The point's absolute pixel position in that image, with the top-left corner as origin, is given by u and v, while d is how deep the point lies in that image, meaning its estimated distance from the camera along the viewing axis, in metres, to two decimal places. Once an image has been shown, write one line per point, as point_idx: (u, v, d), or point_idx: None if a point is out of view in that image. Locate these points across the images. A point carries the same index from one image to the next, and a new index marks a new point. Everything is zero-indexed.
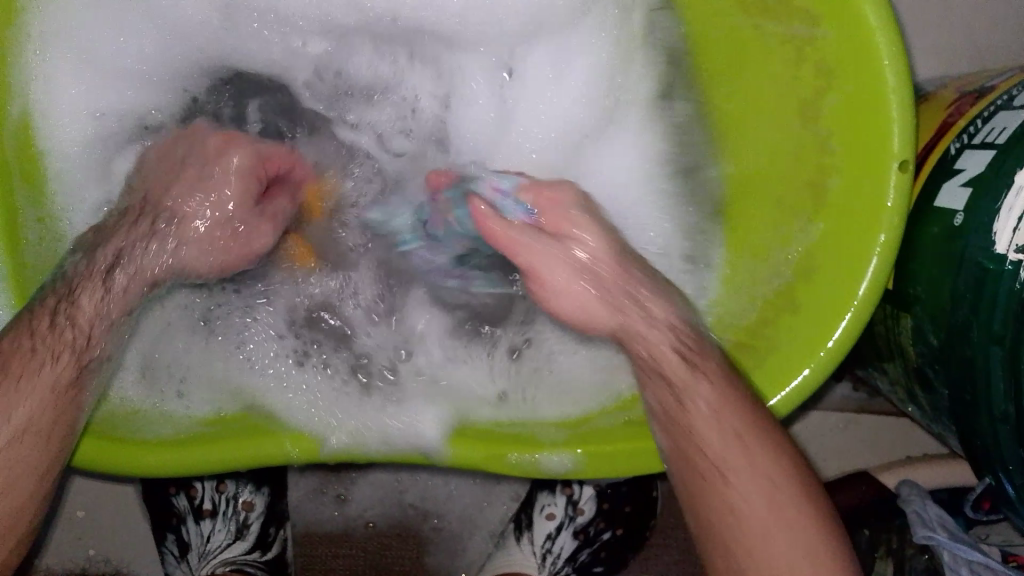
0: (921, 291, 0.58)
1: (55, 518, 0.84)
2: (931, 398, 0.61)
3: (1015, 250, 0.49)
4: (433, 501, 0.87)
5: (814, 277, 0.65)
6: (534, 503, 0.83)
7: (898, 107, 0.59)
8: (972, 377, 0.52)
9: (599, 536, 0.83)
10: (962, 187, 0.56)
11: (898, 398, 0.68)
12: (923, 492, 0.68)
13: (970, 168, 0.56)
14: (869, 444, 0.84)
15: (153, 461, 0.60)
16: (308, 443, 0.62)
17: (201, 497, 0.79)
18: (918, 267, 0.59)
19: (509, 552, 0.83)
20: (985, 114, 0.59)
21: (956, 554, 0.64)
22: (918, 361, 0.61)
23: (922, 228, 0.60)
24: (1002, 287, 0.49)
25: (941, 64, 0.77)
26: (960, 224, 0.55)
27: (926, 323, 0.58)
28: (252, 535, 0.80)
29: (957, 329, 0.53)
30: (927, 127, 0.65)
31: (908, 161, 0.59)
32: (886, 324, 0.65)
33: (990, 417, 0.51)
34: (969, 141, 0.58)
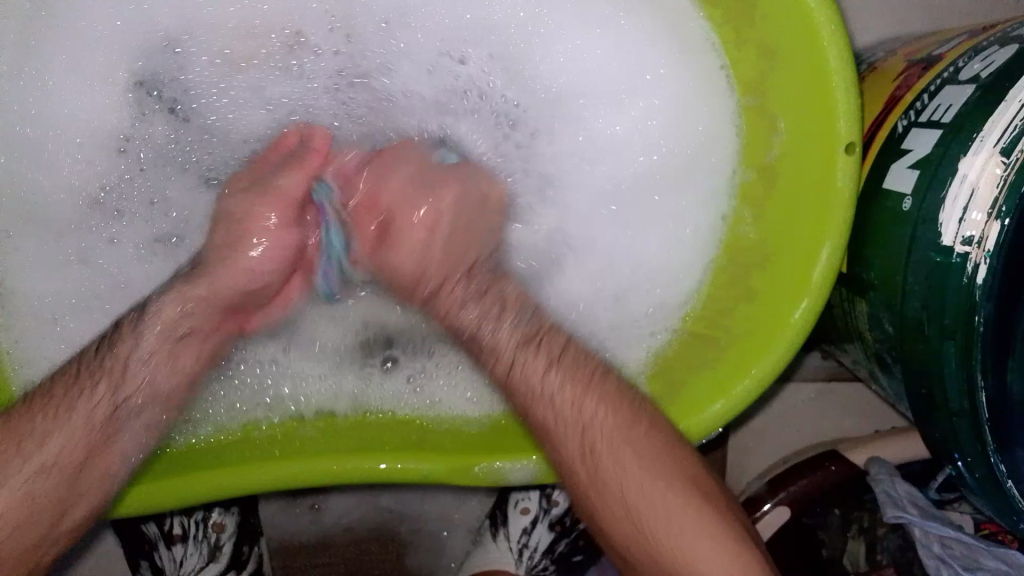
0: (874, 277, 0.57)
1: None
2: (890, 380, 0.60)
3: (962, 242, 0.48)
4: (409, 503, 0.86)
5: (771, 262, 0.63)
6: (508, 499, 0.82)
7: (843, 87, 0.57)
8: (925, 368, 0.51)
9: (576, 526, 0.82)
10: (911, 169, 0.54)
11: (862, 376, 0.67)
12: (892, 469, 0.68)
13: (916, 149, 0.54)
14: (840, 412, 0.83)
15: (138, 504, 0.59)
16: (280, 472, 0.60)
17: (171, 524, 0.78)
18: (870, 251, 0.58)
19: (486, 549, 0.83)
20: (931, 88, 0.56)
21: (927, 530, 0.64)
22: (875, 345, 0.60)
23: (874, 209, 0.58)
24: (951, 280, 0.48)
25: (886, 25, 0.75)
26: (907, 210, 0.53)
27: (881, 309, 0.57)
28: (226, 556, 0.79)
29: (910, 322, 0.52)
30: (875, 99, 0.63)
31: (855, 143, 0.57)
32: (842, 307, 0.63)
33: (945, 409, 0.51)
34: (916, 118, 0.56)
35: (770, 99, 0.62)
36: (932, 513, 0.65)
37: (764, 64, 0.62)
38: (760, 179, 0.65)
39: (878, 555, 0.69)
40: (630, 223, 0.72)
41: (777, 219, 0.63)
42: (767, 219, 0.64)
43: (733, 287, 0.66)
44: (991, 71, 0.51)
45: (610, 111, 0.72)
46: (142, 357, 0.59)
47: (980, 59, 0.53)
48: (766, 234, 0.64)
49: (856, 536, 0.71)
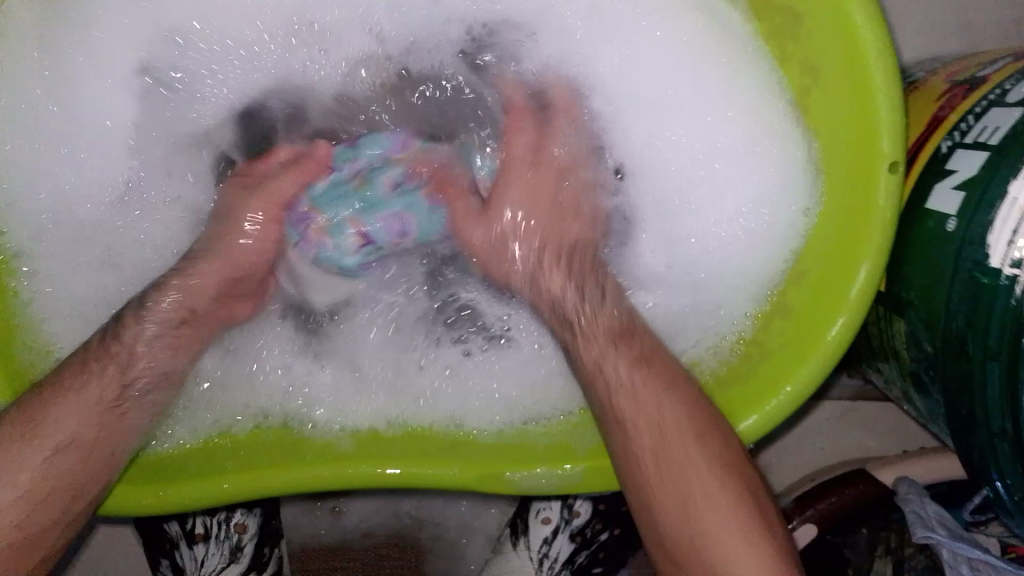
0: (914, 296, 0.57)
1: (61, 565, 0.84)
2: (926, 401, 0.60)
3: (1010, 264, 0.47)
4: (430, 509, 0.86)
5: (811, 277, 0.63)
6: (529, 509, 0.82)
7: (890, 106, 0.56)
8: (966, 390, 0.51)
9: (596, 537, 0.82)
10: (956, 190, 0.54)
11: (895, 395, 0.67)
12: (922, 490, 0.68)
13: (962, 171, 0.54)
14: (867, 431, 0.83)
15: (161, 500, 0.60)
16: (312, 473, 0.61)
17: (194, 523, 0.78)
18: (911, 270, 0.58)
19: (505, 558, 0.82)
20: (977, 110, 0.56)
21: (956, 551, 0.64)
22: (912, 365, 0.60)
23: (916, 228, 0.58)
24: (997, 302, 0.48)
25: (926, 45, 0.75)
26: (952, 231, 0.53)
27: (920, 329, 0.56)
28: (246, 557, 0.79)
29: (951, 343, 0.52)
30: (918, 119, 0.63)
31: (899, 162, 0.56)
32: (879, 326, 0.63)
33: (985, 430, 0.51)
34: (961, 140, 0.56)
35: (816, 117, 0.62)
36: (961, 534, 0.65)
37: (807, 81, 0.62)
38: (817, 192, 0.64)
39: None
40: (671, 240, 0.71)
41: (822, 236, 0.63)
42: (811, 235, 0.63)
43: (769, 302, 0.66)
44: None
45: (652, 121, 0.71)
46: (148, 336, 0.61)
47: None
48: (813, 252, 0.63)
49: (882, 556, 0.70)
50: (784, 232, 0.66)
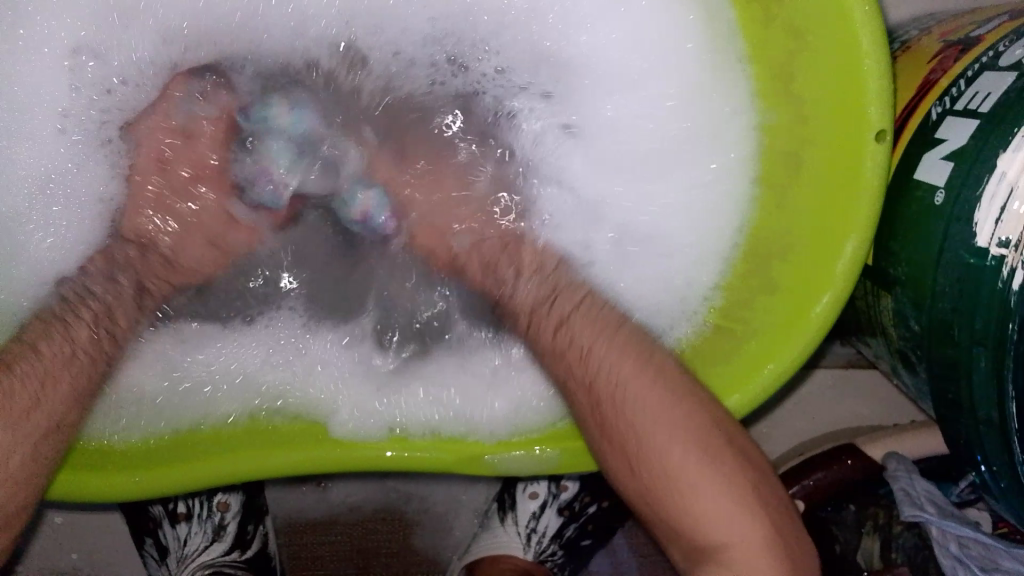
0: (902, 273, 0.54)
1: (45, 546, 0.83)
2: (914, 378, 0.58)
3: (998, 244, 0.45)
4: (416, 485, 0.85)
5: (794, 250, 0.60)
6: (516, 484, 0.81)
7: (875, 72, 0.54)
8: (950, 374, 0.49)
9: (584, 511, 0.81)
10: (945, 161, 0.51)
11: (883, 370, 0.65)
12: (911, 466, 0.66)
13: (951, 140, 0.51)
14: (858, 400, 0.81)
15: (138, 487, 0.59)
16: (287, 458, 0.59)
17: (176, 503, 0.77)
18: (899, 244, 0.55)
19: (493, 534, 0.81)
20: (969, 74, 0.53)
21: (945, 530, 0.62)
22: (900, 343, 0.57)
23: (904, 200, 0.55)
24: (984, 284, 0.45)
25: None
26: (939, 205, 0.50)
27: (907, 307, 0.54)
28: (230, 536, 0.79)
29: (936, 324, 0.49)
30: (908, 82, 0.60)
31: (886, 131, 0.54)
32: (866, 300, 0.61)
33: (970, 416, 0.49)
34: (951, 106, 0.53)
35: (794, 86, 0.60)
36: (951, 512, 0.63)
37: (790, 44, 0.59)
38: (782, 162, 0.62)
39: (892, 554, 0.67)
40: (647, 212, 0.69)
41: (795, 209, 0.61)
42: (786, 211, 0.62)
43: (753, 277, 0.63)
44: None
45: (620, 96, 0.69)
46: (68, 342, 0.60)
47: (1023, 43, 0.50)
48: (785, 224, 0.62)
49: (870, 532, 0.68)
50: (734, 204, 0.66)
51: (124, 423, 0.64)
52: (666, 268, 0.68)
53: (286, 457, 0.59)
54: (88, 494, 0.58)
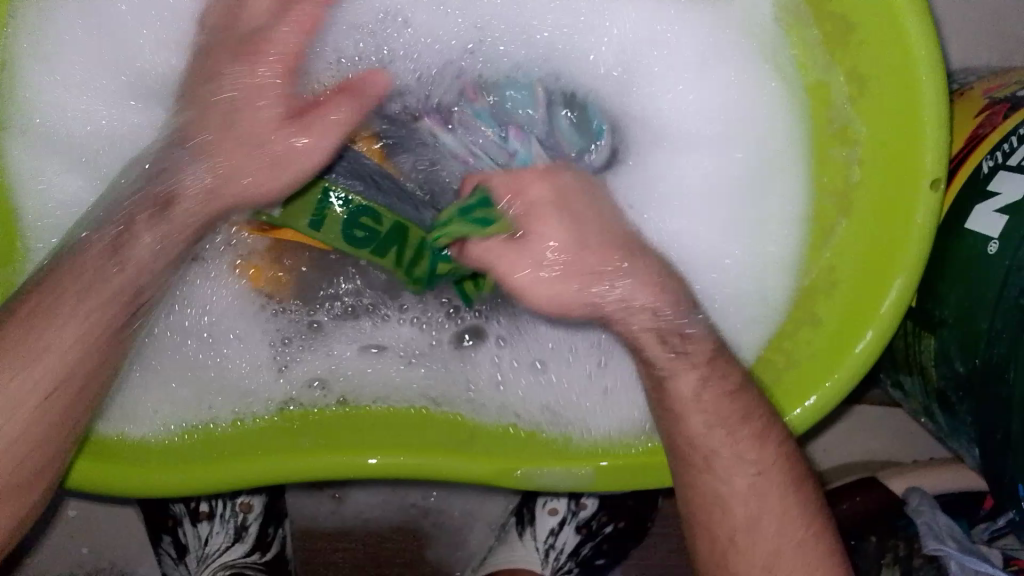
0: (949, 315, 0.57)
1: (54, 537, 0.82)
2: (949, 417, 0.61)
3: None
4: (435, 497, 0.86)
5: (859, 274, 0.61)
6: (536, 499, 0.82)
7: (934, 123, 0.56)
8: (1000, 415, 0.52)
9: (602, 530, 0.82)
10: (998, 213, 0.55)
11: (912, 407, 0.68)
12: (933, 500, 0.69)
13: (1006, 193, 0.54)
14: (874, 435, 0.83)
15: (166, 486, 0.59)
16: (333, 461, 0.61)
17: (198, 502, 0.77)
18: (945, 289, 0.58)
19: (511, 547, 0.82)
20: (1021, 131, 0.56)
21: (964, 564, 0.65)
22: (939, 382, 0.60)
23: (951, 247, 0.58)
24: None
25: (965, 54, 0.75)
26: (994, 253, 0.53)
27: (951, 350, 0.57)
28: (251, 537, 0.79)
29: (988, 367, 0.52)
30: (956, 134, 0.63)
31: (939, 180, 0.57)
32: (905, 340, 0.63)
33: (1015, 457, 0.51)
34: (1004, 161, 0.56)
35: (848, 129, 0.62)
36: (970, 548, 0.66)
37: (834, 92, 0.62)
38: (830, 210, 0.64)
39: None
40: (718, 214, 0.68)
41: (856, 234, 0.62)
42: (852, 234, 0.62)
43: (817, 300, 0.64)
44: None
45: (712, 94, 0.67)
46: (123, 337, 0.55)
47: None
48: (850, 257, 0.62)
49: (889, 565, 0.71)
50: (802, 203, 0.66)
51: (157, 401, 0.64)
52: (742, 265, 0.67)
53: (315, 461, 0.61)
54: (105, 485, 0.58)
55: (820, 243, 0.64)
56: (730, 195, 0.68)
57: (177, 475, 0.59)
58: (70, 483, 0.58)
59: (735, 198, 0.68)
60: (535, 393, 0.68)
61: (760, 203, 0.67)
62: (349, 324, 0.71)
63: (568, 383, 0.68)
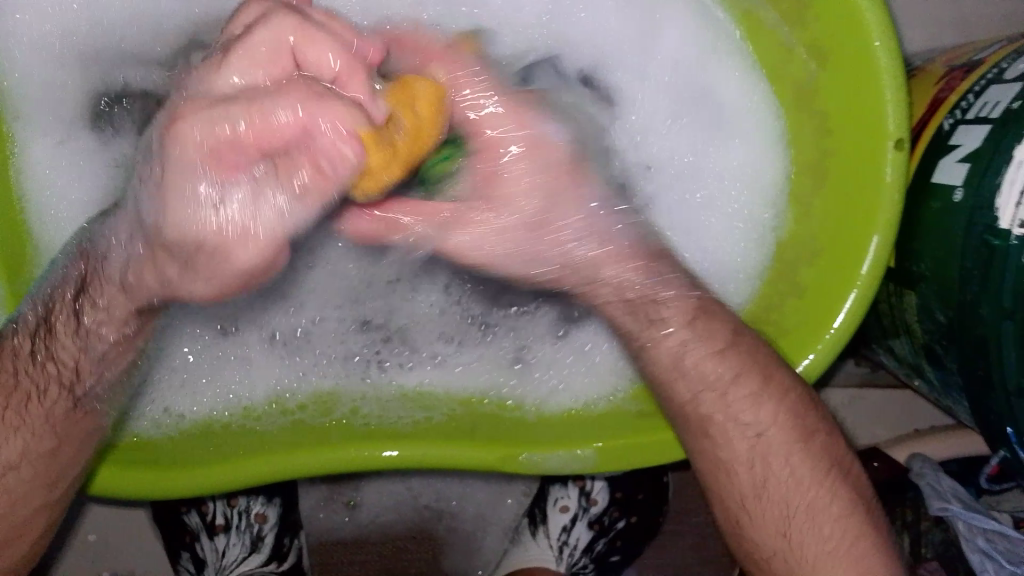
0: (925, 268, 0.59)
1: (75, 557, 0.84)
2: (937, 372, 0.62)
3: (1019, 225, 0.49)
4: (447, 501, 0.87)
5: (830, 236, 0.63)
6: (547, 496, 0.83)
7: (892, 86, 0.58)
8: (979, 351, 0.53)
9: (614, 526, 0.82)
10: (961, 163, 0.56)
11: (905, 372, 0.68)
12: (935, 464, 0.69)
13: (966, 144, 0.56)
14: (875, 419, 0.83)
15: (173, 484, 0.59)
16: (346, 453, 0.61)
17: (213, 513, 0.78)
18: (921, 243, 0.59)
19: (524, 548, 0.83)
20: (977, 88, 0.58)
21: (970, 524, 0.64)
22: (924, 337, 0.61)
23: (922, 203, 0.60)
24: (1009, 261, 0.50)
25: (928, 35, 0.77)
26: (959, 200, 0.55)
27: (932, 300, 0.58)
28: (267, 547, 0.80)
29: (965, 305, 0.53)
30: (920, 102, 0.65)
31: (904, 139, 0.59)
32: (889, 301, 0.65)
33: (1001, 389, 0.52)
34: (963, 117, 0.58)
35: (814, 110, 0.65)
36: (975, 507, 0.66)
37: (806, 74, 0.65)
38: (808, 185, 0.66)
39: (922, 549, 0.69)
40: (698, 183, 0.72)
41: (822, 197, 0.65)
42: (819, 197, 0.65)
43: (804, 260, 0.65)
44: None
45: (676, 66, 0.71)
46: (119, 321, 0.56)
47: None
48: (817, 221, 0.65)
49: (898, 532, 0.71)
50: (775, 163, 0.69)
51: (167, 408, 0.66)
52: (729, 231, 0.70)
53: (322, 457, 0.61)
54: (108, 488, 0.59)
55: (799, 200, 0.67)
56: (710, 160, 0.71)
57: (185, 472, 0.60)
58: (90, 490, 0.59)
59: (713, 163, 0.71)
60: (554, 380, 0.69)
61: (731, 166, 0.71)
62: (372, 326, 0.72)
63: (590, 371, 0.69)
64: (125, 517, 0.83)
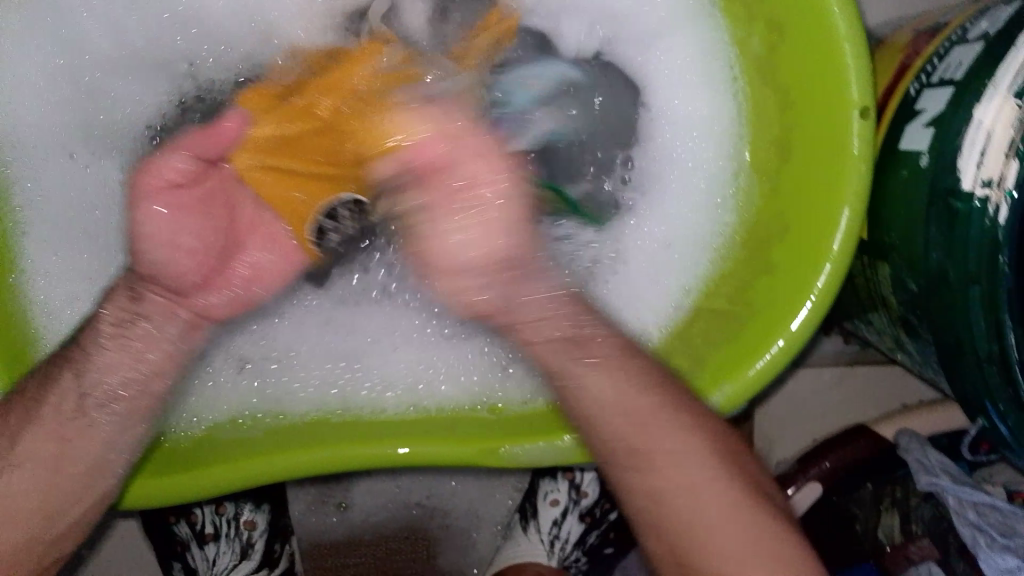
0: (896, 238, 0.58)
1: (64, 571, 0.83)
2: (916, 344, 0.60)
3: (981, 186, 0.49)
4: (439, 497, 0.86)
5: (800, 210, 0.62)
6: (537, 490, 0.82)
7: (852, 56, 0.57)
8: (949, 319, 0.52)
9: (606, 518, 0.81)
10: (926, 128, 0.55)
11: (886, 346, 0.67)
12: (923, 439, 0.68)
13: (929, 108, 0.55)
14: (866, 395, 0.82)
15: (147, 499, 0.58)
16: (325, 453, 0.59)
17: (202, 523, 0.78)
18: (889, 213, 0.59)
19: (516, 543, 0.82)
20: (940, 51, 0.57)
21: (960, 497, 0.63)
22: (900, 308, 0.60)
23: (890, 171, 0.59)
24: (973, 224, 0.49)
25: (896, 4, 0.77)
26: (924, 165, 0.54)
27: (903, 269, 0.57)
28: (258, 554, 0.80)
29: (934, 272, 0.52)
30: (885, 70, 0.64)
31: (869, 108, 0.58)
32: (865, 274, 0.64)
33: (973, 356, 0.52)
34: (927, 81, 0.57)
35: (770, 83, 0.65)
36: (965, 480, 0.65)
37: (752, 43, 0.65)
38: (768, 146, 0.66)
39: (911, 526, 0.67)
40: (676, 168, 0.70)
41: (790, 173, 0.64)
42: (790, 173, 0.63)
43: (774, 241, 0.64)
44: (999, 26, 0.52)
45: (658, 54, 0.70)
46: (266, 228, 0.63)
47: (987, 18, 0.54)
48: (788, 197, 0.63)
49: (888, 509, 0.70)
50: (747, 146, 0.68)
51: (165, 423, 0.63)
52: (702, 213, 0.69)
53: (299, 457, 0.59)
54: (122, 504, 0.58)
55: (772, 179, 0.65)
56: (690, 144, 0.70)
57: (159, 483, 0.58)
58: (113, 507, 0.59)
59: (692, 146, 0.70)
60: None
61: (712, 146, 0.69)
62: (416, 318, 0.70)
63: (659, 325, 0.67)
64: (115, 531, 0.83)
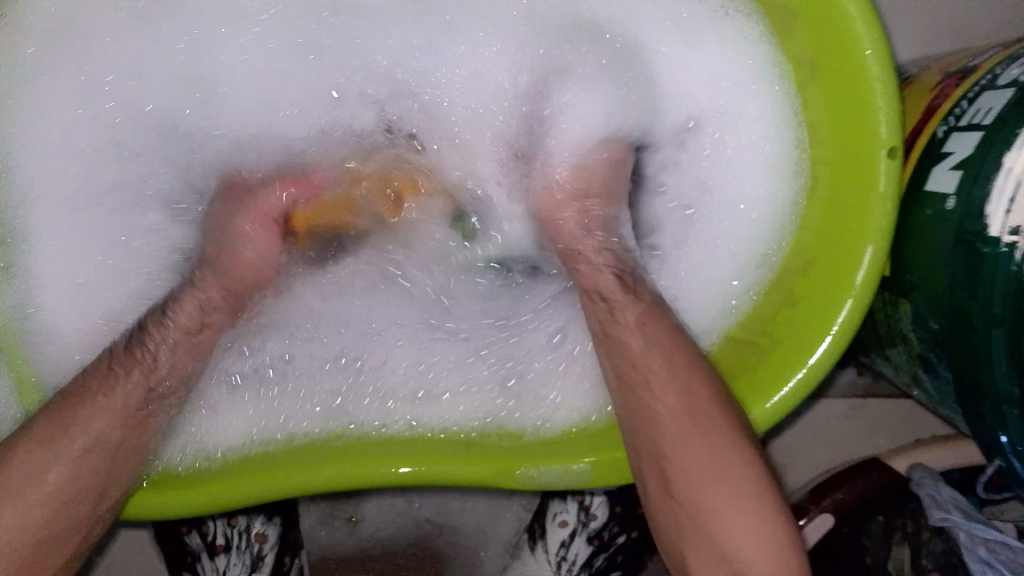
0: (919, 277, 0.58)
1: None
2: (934, 382, 0.61)
3: (1008, 232, 0.49)
4: (449, 514, 0.86)
5: (824, 246, 0.62)
6: (546, 512, 0.82)
7: (885, 95, 0.58)
8: (972, 360, 0.53)
9: (614, 541, 0.82)
10: (953, 171, 0.56)
11: (903, 382, 0.68)
12: (935, 474, 0.69)
13: (957, 151, 0.56)
14: (877, 428, 0.83)
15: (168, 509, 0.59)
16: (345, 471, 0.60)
17: (213, 533, 0.78)
18: (914, 252, 0.59)
19: (524, 563, 0.83)
20: (969, 96, 0.58)
21: (972, 534, 0.64)
22: (920, 346, 0.61)
23: (915, 210, 0.60)
24: (998, 268, 0.50)
25: (922, 44, 0.78)
26: (950, 208, 0.55)
27: (925, 308, 0.58)
28: (267, 566, 0.80)
29: (958, 313, 0.53)
30: (914, 110, 0.65)
31: (897, 148, 0.58)
32: (885, 310, 0.65)
33: (994, 397, 0.52)
34: (955, 124, 0.58)
35: (801, 117, 0.65)
36: (977, 517, 0.65)
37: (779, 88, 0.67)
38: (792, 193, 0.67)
39: (923, 560, 0.69)
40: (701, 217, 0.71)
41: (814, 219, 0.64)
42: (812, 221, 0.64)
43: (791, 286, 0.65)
44: None
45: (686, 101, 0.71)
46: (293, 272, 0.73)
47: (1017, 66, 0.55)
48: (807, 244, 0.64)
49: (898, 542, 0.72)
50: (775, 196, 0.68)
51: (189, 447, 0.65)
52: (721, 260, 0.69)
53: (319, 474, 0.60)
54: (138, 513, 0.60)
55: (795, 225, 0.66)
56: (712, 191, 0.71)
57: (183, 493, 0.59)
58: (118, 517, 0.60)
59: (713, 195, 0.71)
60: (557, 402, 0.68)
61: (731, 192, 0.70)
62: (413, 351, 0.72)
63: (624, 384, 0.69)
64: (125, 538, 0.83)
